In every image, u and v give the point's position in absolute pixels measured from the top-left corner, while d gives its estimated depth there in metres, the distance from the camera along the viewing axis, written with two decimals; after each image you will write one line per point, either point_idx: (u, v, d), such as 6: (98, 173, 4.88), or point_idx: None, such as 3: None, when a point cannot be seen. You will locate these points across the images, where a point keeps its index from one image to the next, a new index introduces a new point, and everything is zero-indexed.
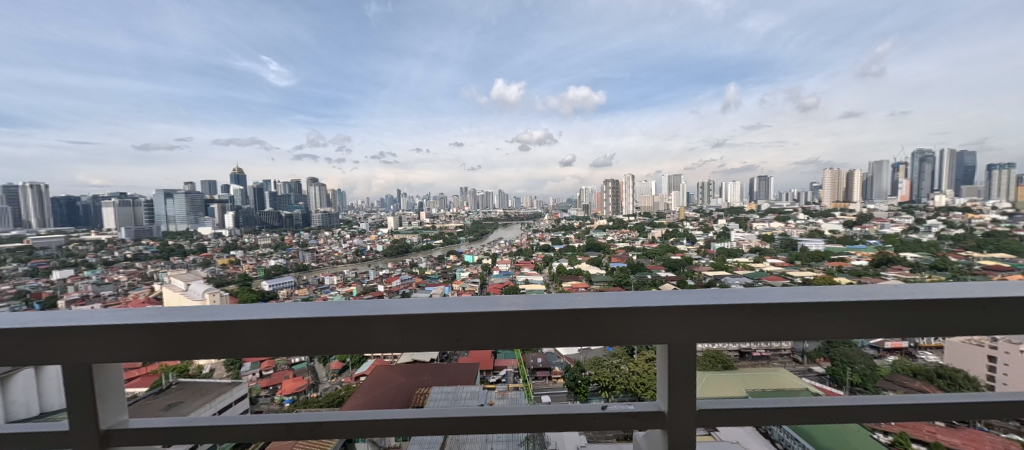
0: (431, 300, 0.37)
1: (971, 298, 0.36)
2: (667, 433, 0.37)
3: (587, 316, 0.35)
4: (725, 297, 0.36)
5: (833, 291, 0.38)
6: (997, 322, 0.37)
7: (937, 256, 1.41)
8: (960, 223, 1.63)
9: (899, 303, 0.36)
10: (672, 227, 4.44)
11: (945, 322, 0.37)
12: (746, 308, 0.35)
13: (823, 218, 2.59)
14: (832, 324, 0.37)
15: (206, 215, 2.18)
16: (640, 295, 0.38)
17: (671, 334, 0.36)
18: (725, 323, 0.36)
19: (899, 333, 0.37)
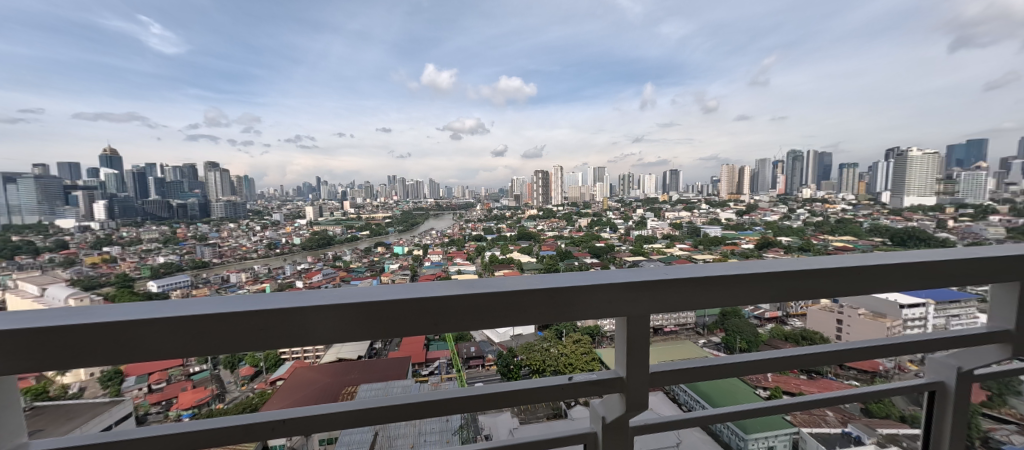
0: (397, 286, 0.36)
1: (836, 267, 0.46)
2: (625, 397, 0.42)
3: (550, 293, 0.38)
4: (673, 272, 0.42)
5: (749, 265, 0.46)
6: (862, 284, 0.48)
7: (802, 239, 1.72)
8: (818, 212, 2.02)
9: (788, 273, 0.45)
10: (597, 216, 4.72)
11: (828, 286, 0.47)
12: (689, 280, 0.42)
13: (720, 208, 3.05)
14: (752, 290, 0.44)
15: (63, 204, 1.71)
16: (587, 274, 0.41)
17: (627, 308, 0.41)
18: (670, 294, 0.42)
19: (792, 296, 0.46)
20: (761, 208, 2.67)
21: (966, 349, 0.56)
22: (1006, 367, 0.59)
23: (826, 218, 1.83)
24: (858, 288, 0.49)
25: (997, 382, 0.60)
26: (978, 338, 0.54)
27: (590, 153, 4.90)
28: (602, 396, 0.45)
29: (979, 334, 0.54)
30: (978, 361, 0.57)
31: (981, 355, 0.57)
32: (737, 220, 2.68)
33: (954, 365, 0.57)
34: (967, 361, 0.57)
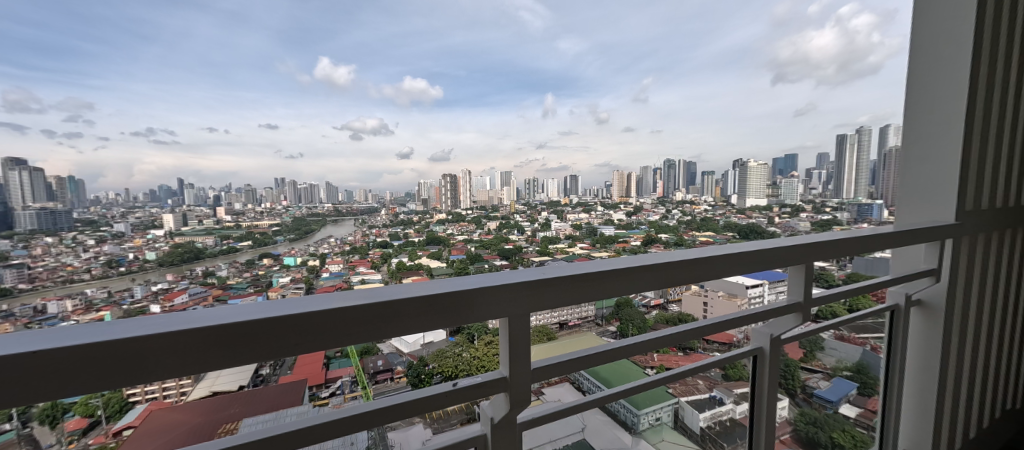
0: (286, 302, 0.34)
1: (682, 259, 0.57)
2: (509, 395, 0.45)
3: (452, 299, 0.39)
4: (555, 273, 0.47)
5: (622, 261, 0.54)
6: (706, 271, 0.60)
7: (677, 235, 1.99)
8: (688, 212, 2.38)
9: (649, 267, 0.53)
10: (504, 219, 3.78)
11: (686, 273, 0.58)
12: (568, 280, 0.47)
13: (613, 209, 3.25)
14: (619, 284, 0.52)
15: None
16: (481, 278, 0.44)
17: (511, 308, 0.44)
18: (555, 294, 0.47)
19: (650, 287, 0.55)
20: (645, 209, 2.85)
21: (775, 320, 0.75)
22: (809, 329, 0.81)
23: (694, 217, 2.13)
24: (699, 276, 0.61)
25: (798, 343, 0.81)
26: (780, 309, 0.71)
27: (497, 157, 4.94)
28: (490, 398, 0.46)
29: (784, 307, 0.72)
30: (783, 328, 0.76)
31: (785, 323, 0.76)
32: (627, 221, 2.91)
33: (767, 334, 0.75)
34: (776, 329, 0.76)
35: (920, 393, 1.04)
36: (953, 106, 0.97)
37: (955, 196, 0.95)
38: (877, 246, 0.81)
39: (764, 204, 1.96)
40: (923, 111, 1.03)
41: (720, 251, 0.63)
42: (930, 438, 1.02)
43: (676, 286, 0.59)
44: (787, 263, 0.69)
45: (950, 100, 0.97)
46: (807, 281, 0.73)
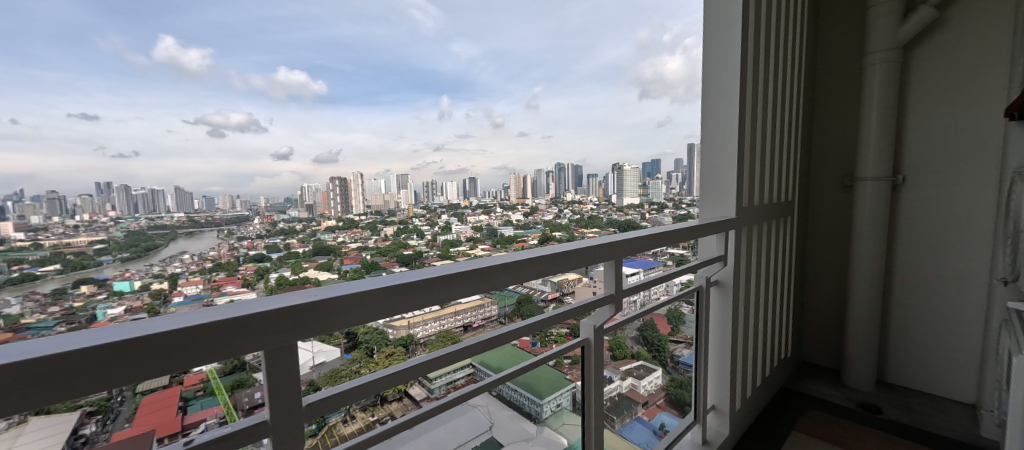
0: (130, 326, 0.29)
1: (563, 252, 0.68)
2: (273, 442, 0.36)
3: (313, 308, 0.37)
4: (422, 273, 0.48)
5: (479, 260, 0.57)
6: (565, 262, 0.68)
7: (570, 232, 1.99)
8: (577, 211, 2.48)
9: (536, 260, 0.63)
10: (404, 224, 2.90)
11: (544, 267, 0.65)
12: (418, 282, 0.46)
13: (511, 211, 3.20)
14: (467, 284, 0.53)
15: None
16: (342, 284, 0.42)
17: (366, 314, 0.42)
18: (411, 297, 0.47)
19: (492, 285, 0.57)
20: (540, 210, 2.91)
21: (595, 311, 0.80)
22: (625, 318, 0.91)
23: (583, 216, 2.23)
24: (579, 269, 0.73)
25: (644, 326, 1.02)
26: (595, 303, 0.78)
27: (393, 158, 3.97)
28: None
29: (597, 302, 0.78)
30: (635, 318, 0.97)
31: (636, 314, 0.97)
32: (524, 220, 2.86)
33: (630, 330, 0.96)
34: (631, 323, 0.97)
35: (720, 354, 1.31)
36: (729, 126, 1.26)
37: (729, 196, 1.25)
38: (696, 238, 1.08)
39: (638, 202, 2.31)
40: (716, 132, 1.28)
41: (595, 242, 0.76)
42: (726, 394, 1.30)
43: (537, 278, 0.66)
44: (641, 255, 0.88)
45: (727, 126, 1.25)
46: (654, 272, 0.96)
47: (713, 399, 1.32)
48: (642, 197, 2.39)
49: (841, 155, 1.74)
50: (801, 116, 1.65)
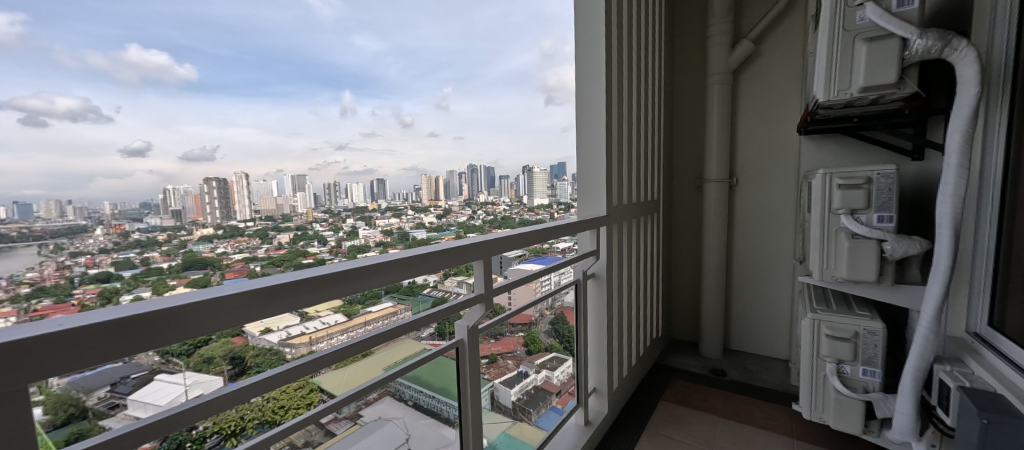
0: (46, 325, 0.45)
1: (387, 261, 0.86)
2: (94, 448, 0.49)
3: (193, 308, 0.55)
4: (284, 279, 0.68)
5: (338, 267, 0.78)
6: (412, 267, 0.92)
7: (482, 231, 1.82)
8: (490, 211, 2.44)
9: (362, 269, 0.80)
10: (302, 231, 2.12)
11: (394, 269, 0.88)
12: (283, 286, 0.66)
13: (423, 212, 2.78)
14: (323, 288, 0.74)
15: None
16: (214, 291, 0.60)
17: (236, 313, 0.61)
18: (273, 300, 0.66)
19: (347, 290, 0.79)
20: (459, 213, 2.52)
21: (447, 308, 1.04)
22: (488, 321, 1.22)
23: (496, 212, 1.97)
24: (406, 274, 0.92)
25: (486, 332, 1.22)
26: (454, 307, 1.05)
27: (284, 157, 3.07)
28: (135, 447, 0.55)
29: (443, 309, 1.02)
30: (476, 317, 1.14)
31: (476, 312, 1.14)
32: (439, 223, 2.51)
33: (465, 326, 1.13)
34: (471, 320, 1.14)
35: (598, 336, 1.92)
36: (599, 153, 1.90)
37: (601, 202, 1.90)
38: (529, 242, 1.34)
39: (546, 202, 2.46)
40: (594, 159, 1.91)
41: (424, 250, 0.97)
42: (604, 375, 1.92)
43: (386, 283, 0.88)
44: (471, 258, 1.10)
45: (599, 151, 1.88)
46: (484, 272, 1.14)
47: (595, 384, 1.94)
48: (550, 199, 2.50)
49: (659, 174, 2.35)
50: (635, 144, 2.20)
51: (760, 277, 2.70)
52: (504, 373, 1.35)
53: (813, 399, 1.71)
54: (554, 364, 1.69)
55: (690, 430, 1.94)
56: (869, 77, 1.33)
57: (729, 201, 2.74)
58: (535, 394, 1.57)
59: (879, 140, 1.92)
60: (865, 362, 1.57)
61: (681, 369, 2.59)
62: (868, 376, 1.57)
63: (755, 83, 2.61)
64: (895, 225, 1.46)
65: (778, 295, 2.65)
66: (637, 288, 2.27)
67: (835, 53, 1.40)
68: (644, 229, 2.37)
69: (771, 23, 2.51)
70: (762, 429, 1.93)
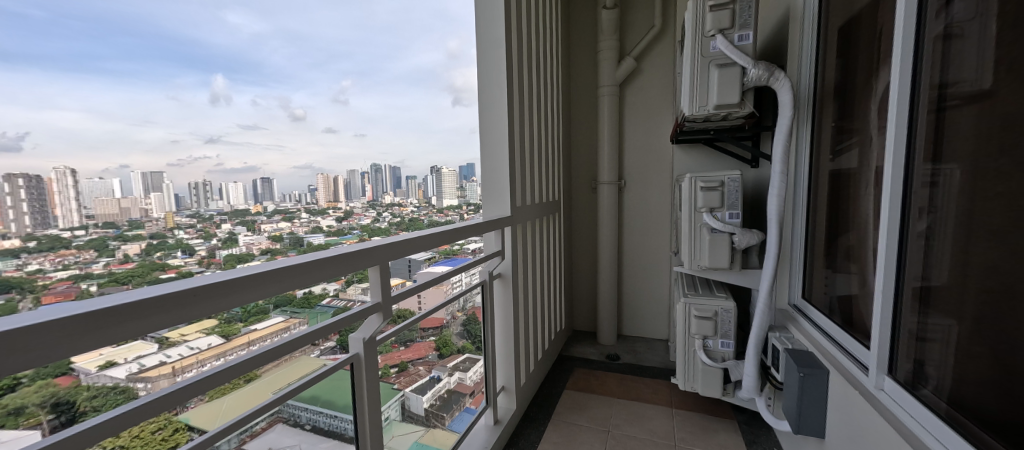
0: None
1: (266, 271, 0.74)
2: None
3: (9, 337, 0.44)
4: (141, 295, 0.58)
5: (215, 277, 0.68)
6: (308, 274, 0.84)
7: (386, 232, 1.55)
8: (397, 213, 2.29)
9: (236, 281, 0.70)
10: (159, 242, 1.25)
11: (287, 278, 0.80)
12: (141, 302, 0.56)
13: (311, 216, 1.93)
14: (197, 303, 0.64)
15: None
16: (38, 314, 0.49)
17: (72, 339, 0.50)
18: (129, 321, 0.56)
19: (228, 304, 0.70)
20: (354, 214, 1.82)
21: (348, 317, 0.96)
22: (392, 330, 1.17)
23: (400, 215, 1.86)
24: (290, 286, 0.81)
25: (386, 341, 1.13)
26: (357, 316, 0.99)
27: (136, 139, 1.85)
28: None
29: (341, 321, 0.94)
30: (373, 329, 1.06)
31: (372, 324, 1.05)
32: (336, 228, 1.84)
33: (360, 338, 1.03)
34: (366, 332, 1.05)
35: (506, 334, 1.97)
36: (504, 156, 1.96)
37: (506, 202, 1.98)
38: (432, 245, 1.31)
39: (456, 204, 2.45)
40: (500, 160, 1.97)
41: (319, 255, 0.88)
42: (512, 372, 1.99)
43: (277, 294, 0.79)
44: (369, 265, 1.02)
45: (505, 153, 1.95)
46: (382, 279, 1.07)
47: (504, 383, 2.00)
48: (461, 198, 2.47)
49: (557, 175, 2.54)
50: (535, 146, 2.33)
51: (646, 267, 3.12)
52: (415, 381, 1.34)
53: (686, 372, 2.04)
54: (467, 365, 1.72)
55: (590, 414, 2.15)
56: (721, 97, 1.64)
57: (619, 200, 3.11)
58: (448, 398, 1.58)
59: (728, 150, 2.41)
60: (723, 335, 1.94)
61: (582, 357, 2.85)
62: (725, 347, 1.95)
63: (637, 96, 3.01)
64: (740, 221, 1.83)
65: (658, 282, 3.09)
66: (541, 284, 2.41)
67: (695, 75, 1.69)
68: (546, 228, 2.54)
69: (648, 45, 2.92)
70: (648, 403, 2.24)
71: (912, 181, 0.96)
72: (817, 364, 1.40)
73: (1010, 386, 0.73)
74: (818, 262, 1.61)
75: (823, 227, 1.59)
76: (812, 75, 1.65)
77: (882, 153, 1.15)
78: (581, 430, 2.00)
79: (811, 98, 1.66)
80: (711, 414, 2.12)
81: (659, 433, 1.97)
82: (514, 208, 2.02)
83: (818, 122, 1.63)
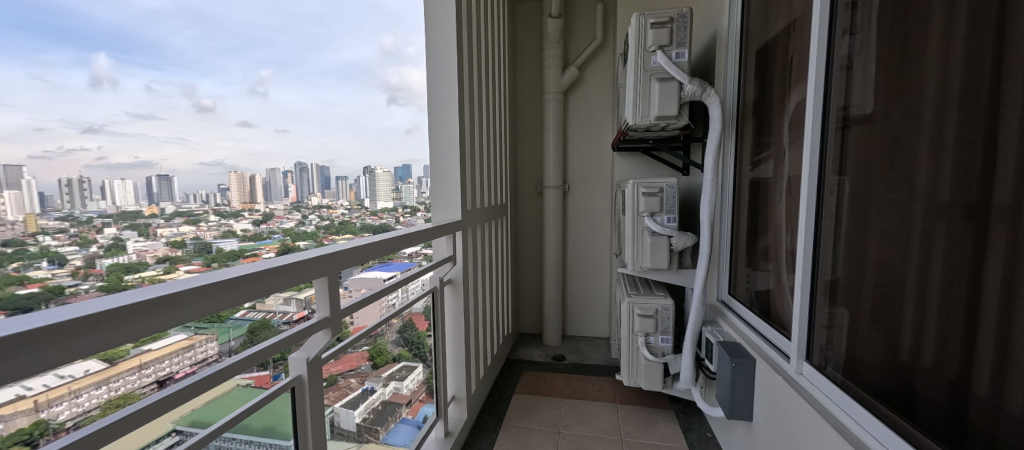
0: None
1: (181, 291, 0.64)
2: None
3: None
4: (54, 318, 0.50)
5: (140, 295, 0.60)
6: (248, 288, 0.77)
7: (315, 238, 1.35)
8: None
9: (168, 298, 0.62)
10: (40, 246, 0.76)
11: (226, 294, 0.73)
12: (57, 327, 0.49)
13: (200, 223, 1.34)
14: (125, 326, 0.57)
15: None
16: None
17: None
18: (43, 350, 0.48)
19: (159, 325, 0.62)
20: (277, 216, 1.40)
21: (288, 337, 0.90)
22: (338, 348, 1.12)
23: (330, 218, 1.58)
24: (212, 307, 0.71)
25: (331, 359, 1.08)
26: (302, 334, 0.94)
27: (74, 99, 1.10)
28: None
29: (278, 343, 0.87)
30: (318, 347, 1.00)
31: (317, 342, 1.00)
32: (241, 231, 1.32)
33: (303, 358, 0.97)
34: (310, 351, 0.99)
35: (456, 341, 1.95)
36: (455, 159, 1.93)
37: (456, 207, 1.95)
38: (379, 253, 1.24)
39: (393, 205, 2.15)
40: (451, 163, 1.94)
41: (258, 267, 0.81)
42: (462, 380, 1.97)
43: (213, 313, 0.72)
44: (308, 277, 0.94)
45: (456, 156, 1.92)
46: (330, 289, 1.02)
47: (455, 392, 1.98)
48: (397, 199, 2.10)
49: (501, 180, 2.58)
50: (484, 149, 2.32)
51: (587, 269, 3.27)
52: (346, 394, 1.22)
53: (631, 368, 2.17)
54: (404, 373, 1.60)
55: (540, 416, 2.18)
56: (661, 109, 1.78)
57: (563, 204, 3.22)
58: (382, 410, 1.46)
59: (664, 159, 2.62)
60: (663, 332, 2.09)
61: (529, 361, 2.89)
62: (664, 343, 2.10)
63: (580, 104, 3.16)
64: (676, 225, 2.01)
65: (599, 283, 3.26)
66: (489, 289, 2.40)
67: (638, 87, 1.82)
68: (493, 233, 2.53)
69: (590, 57, 3.08)
70: (594, 400, 2.34)
71: (826, 187, 1.14)
72: (745, 353, 1.57)
73: (902, 366, 0.88)
74: (741, 261, 1.82)
75: (744, 229, 1.80)
76: (735, 93, 1.88)
77: (794, 165, 1.33)
78: (533, 434, 2.02)
79: (734, 115, 1.87)
80: (651, 406, 2.28)
81: (606, 429, 2.06)
82: (465, 212, 2.00)
83: (740, 136, 1.85)
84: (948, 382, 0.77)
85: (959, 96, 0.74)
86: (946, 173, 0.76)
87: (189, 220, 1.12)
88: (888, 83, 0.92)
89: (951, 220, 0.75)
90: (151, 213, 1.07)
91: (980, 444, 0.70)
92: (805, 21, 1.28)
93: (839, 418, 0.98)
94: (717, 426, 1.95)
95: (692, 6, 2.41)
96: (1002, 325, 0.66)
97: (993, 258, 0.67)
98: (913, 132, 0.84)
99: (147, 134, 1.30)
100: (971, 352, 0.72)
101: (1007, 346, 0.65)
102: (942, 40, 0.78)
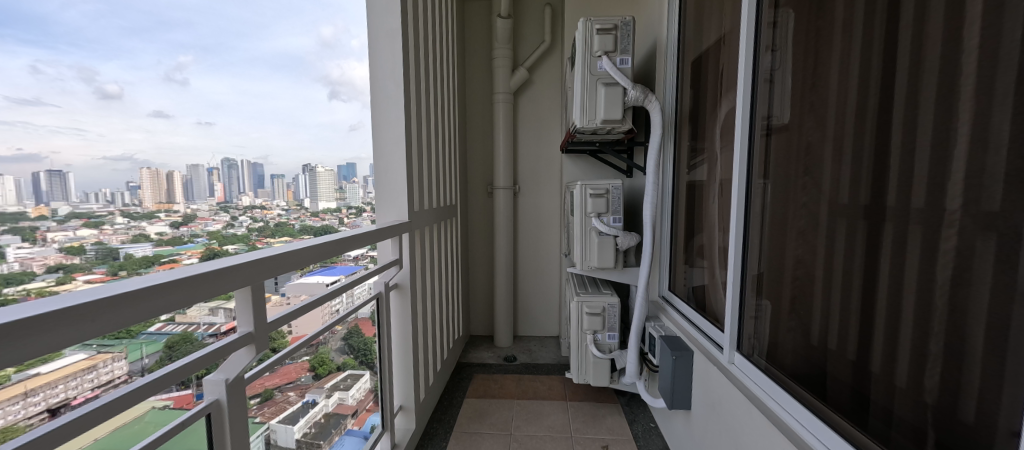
0: None
1: (67, 307, 0.54)
2: None
3: None
4: None
5: (32, 309, 0.52)
6: (166, 299, 0.68)
7: (248, 244, 1.21)
8: None
9: (71, 314, 0.54)
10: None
11: (140, 307, 0.64)
12: None
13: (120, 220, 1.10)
14: (15, 345, 0.49)
15: None
16: None
17: None
18: None
19: (58, 344, 0.55)
20: (201, 218, 1.23)
21: (211, 351, 0.79)
22: (269, 361, 1.01)
23: (264, 220, 1.43)
24: (114, 325, 0.61)
25: (257, 378, 0.96)
26: (233, 348, 0.84)
27: None
28: None
29: (201, 357, 0.77)
30: (240, 367, 0.87)
31: (239, 361, 0.87)
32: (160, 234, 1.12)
33: (222, 379, 0.85)
34: (230, 371, 0.86)
35: (402, 348, 1.88)
36: (402, 158, 1.87)
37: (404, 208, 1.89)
38: (320, 257, 1.16)
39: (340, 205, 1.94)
40: (400, 162, 1.88)
41: (177, 275, 0.72)
42: (410, 390, 1.90)
43: (123, 328, 0.64)
44: (239, 286, 0.85)
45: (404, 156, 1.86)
46: (255, 300, 0.90)
47: (402, 402, 1.91)
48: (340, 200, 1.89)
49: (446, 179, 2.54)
50: (433, 147, 2.28)
51: (537, 268, 3.33)
52: (284, 409, 1.12)
53: (580, 365, 2.24)
54: (349, 382, 1.50)
55: (491, 420, 2.17)
56: (606, 113, 1.87)
57: (514, 205, 3.24)
58: (326, 423, 1.36)
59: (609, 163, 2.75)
60: (609, 328, 2.19)
61: (480, 364, 2.87)
62: (611, 339, 2.21)
63: (529, 105, 3.21)
64: (621, 225, 2.11)
65: (547, 283, 3.33)
66: (438, 292, 2.34)
67: (586, 91, 1.89)
68: (442, 235, 2.48)
69: (539, 59, 3.14)
70: (545, 400, 2.38)
71: (751, 191, 1.25)
72: (684, 346, 1.70)
73: (814, 351, 1.01)
74: (679, 258, 1.97)
75: (682, 229, 1.94)
76: (672, 103, 2.02)
77: (725, 169, 1.46)
78: (484, 439, 2.01)
79: (672, 120, 2.01)
80: (598, 401, 2.38)
81: (556, 427, 2.11)
82: (412, 213, 1.95)
83: (677, 142, 1.99)
84: (851, 362, 0.89)
85: (857, 112, 0.86)
86: (846, 179, 0.88)
87: (90, 222, 0.96)
88: (802, 97, 1.05)
89: (852, 220, 0.87)
90: (39, 214, 0.89)
91: (877, 414, 0.82)
92: (733, 36, 1.41)
93: (767, 403, 1.09)
94: (659, 415, 2.09)
95: (635, 16, 2.55)
96: (894, 309, 0.78)
97: (883, 252, 0.79)
98: (821, 143, 0.97)
99: (32, 123, 0.99)
100: (867, 334, 0.84)
101: (896, 328, 0.77)
102: (843, 63, 0.91)
